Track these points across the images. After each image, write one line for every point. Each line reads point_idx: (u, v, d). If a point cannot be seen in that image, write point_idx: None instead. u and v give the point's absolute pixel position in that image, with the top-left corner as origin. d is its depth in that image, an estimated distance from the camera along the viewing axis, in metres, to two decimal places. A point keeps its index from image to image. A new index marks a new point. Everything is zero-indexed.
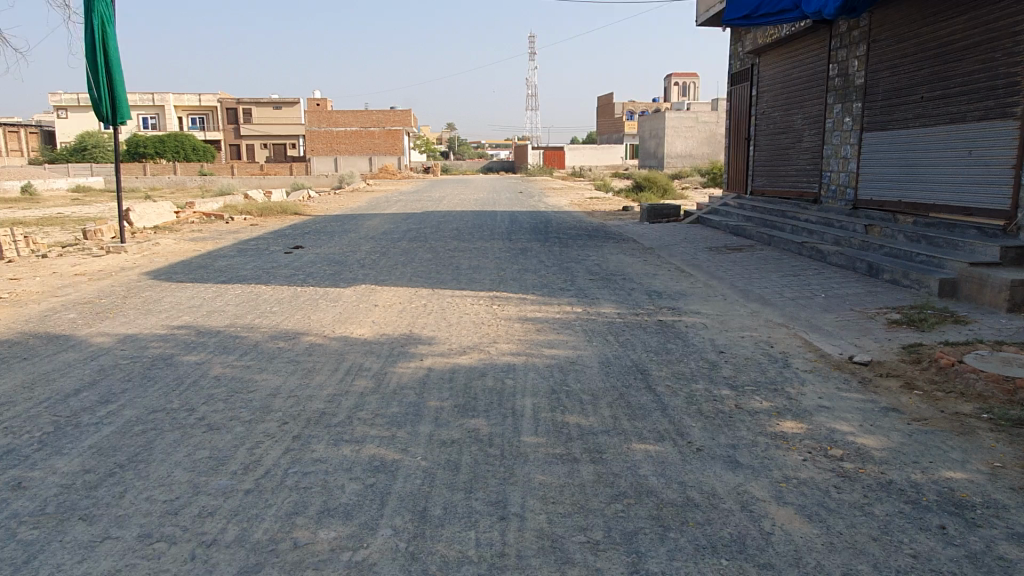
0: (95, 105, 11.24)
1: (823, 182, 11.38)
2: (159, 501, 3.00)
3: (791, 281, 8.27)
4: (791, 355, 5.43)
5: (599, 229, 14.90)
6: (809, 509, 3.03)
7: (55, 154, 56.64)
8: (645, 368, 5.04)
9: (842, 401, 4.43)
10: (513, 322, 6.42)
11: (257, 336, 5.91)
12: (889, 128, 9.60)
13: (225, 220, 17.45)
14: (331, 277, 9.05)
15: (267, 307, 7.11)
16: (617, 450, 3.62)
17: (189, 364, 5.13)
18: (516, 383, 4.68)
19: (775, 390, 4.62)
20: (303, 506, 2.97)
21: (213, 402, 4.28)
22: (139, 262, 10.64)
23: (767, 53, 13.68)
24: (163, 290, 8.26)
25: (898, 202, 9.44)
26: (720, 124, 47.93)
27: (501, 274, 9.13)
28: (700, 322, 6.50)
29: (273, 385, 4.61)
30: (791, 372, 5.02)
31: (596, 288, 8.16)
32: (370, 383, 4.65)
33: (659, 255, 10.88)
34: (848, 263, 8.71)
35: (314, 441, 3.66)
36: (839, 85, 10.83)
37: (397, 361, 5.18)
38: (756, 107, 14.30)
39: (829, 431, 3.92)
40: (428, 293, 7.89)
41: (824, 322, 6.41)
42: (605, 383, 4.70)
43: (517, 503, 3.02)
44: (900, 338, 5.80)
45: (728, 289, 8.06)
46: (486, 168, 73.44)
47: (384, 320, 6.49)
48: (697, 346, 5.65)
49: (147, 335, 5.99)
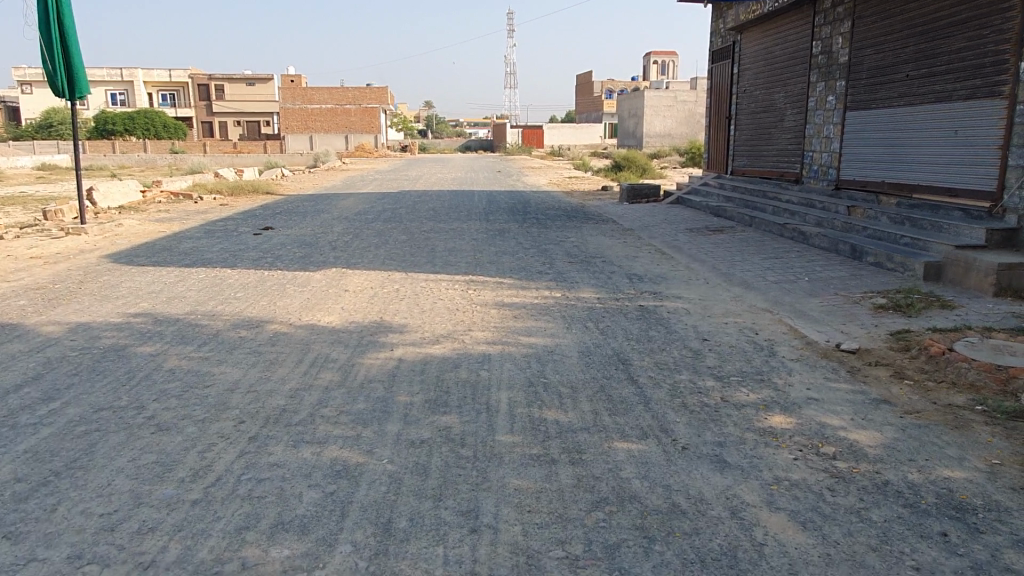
0: (49, 77, 10.75)
1: (805, 162, 11.19)
2: (96, 515, 2.74)
3: (774, 264, 8.09)
4: (777, 343, 5.24)
5: (578, 209, 14.65)
6: (803, 515, 2.82)
7: (20, 130, 55.03)
8: (627, 358, 4.82)
9: (831, 392, 4.24)
10: (489, 308, 6.17)
11: (219, 324, 5.59)
12: (873, 107, 9.40)
13: (193, 200, 16.91)
14: (301, 260, 8.73)
15: (231, 292, 6.79)
16: (597, 449, 3.40)
17: (142, 356, 4.82)
18: (491, 375, 4.43)
19: (762, 381, 4.41)
20: (255, 519, 2.71)
21: (165, 398, 3.99)
22: (100, 244, 10.23)
23: (749, 29, 13.42)
24: (122, 274, 7.88)
25: (880, 182, 9.27)
26: (699, 104, 47.67)
27: (477, 257, 8.86)
28: (682, 307, 6.28)
29: (231, 379, 4.32)
30: (777, 360, 4.83)
31: (575, 272, 7.92)
32: (336, 377, 4.38)
33: (639, 237, 10.65)
34: (830, 245, 8.54)
35: (271, 443, 3.40)
36: (823, 63, 10.60)
37: (365, 352, 4.90)
38: (738, 85, 14.07)
39: (821, 426, 3.72)
40: (402, 277, 7.59)
41: (809, 308, 6.23)
42: (584, 375, 4.47)
43: (490, 513, 2.79)
44: (888, 324, 5.63)
45: (710, 272, 7.86)
46: (464, 146, 72.63)
47: (353, 306, 6.18)
48: (680, 334, 5.45)
49: (101, 324, 5.66)
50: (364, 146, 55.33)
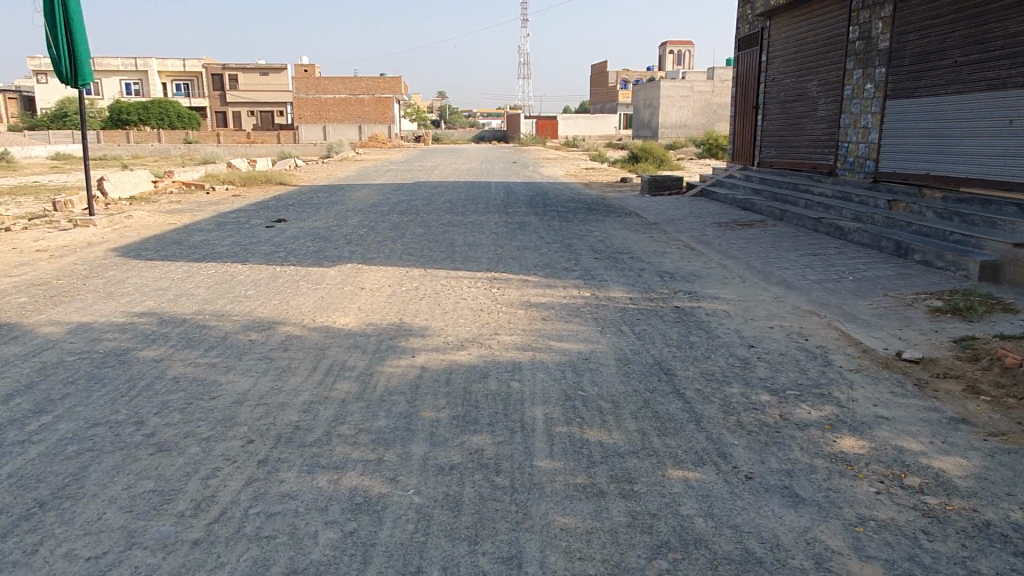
0: (55, 64, 10.49)
1: (839, 154, 10.70)
2: (81, 560, 2.40)
3: (813, 261, 7.64)
4: (831, 350, 4.82)
5: (599, 201, 14.22)
6: (899, 565, 2.43)
7: (35, 119, 55.09)
8: (670, 367, 4.42)
9: (902, 409, 3.82)
10: (515, 308, 5.78)
11: (227, 326, 5.24)
12: (917, 95, 8.89)
13: (206, 190, 16.63)
14: (315, 255, 8.35)
15: (242, 290, 6.43)
16: (650, 478, 3.01)
17: (145, 361, 4.47)
18: (523, 387, 4.04)
19: (822, 395, 3.99)
20: (265, 568, 2.36)
21: (167, 411, 3.64)
22: (108, 237, 9.93)
23: (779, 15, 12.89)
24: (129, 269, 7.55)
25: (923, 175, 8.79)
26: (716, 94, 46.78)
27: (499, 252, 8.46)
28: (721, 309, 5.86)
29: (240, 390, 3.95)
30: (834, 371, 4.41)
31: (603, 269, 7.51)
32: (354, 388, 4.00)
33: (666, 231, 10.22)
34: (872, 241, 8.08)
35: (283, 469, 3.03)
36: (860, 49, 10.09)
37: (385, 359, 4.52)
38: (765, 73, 13.55)
39: (898, 451, 3.31)
40: (420, 273, 7.21)
41: (859, 310, 5.79)
42: (625, 387, 4.07)
43: (534, 561, 2.42)
44: (949, 330, 5.19)
45: (745, 270, 7.42)
46: (477, 136, 72.01)
47: (371, 307, 5.80)
48: (723, 339, 5.03)
49: (103, 325, 5.32)
50: (377, 137, 54.96)
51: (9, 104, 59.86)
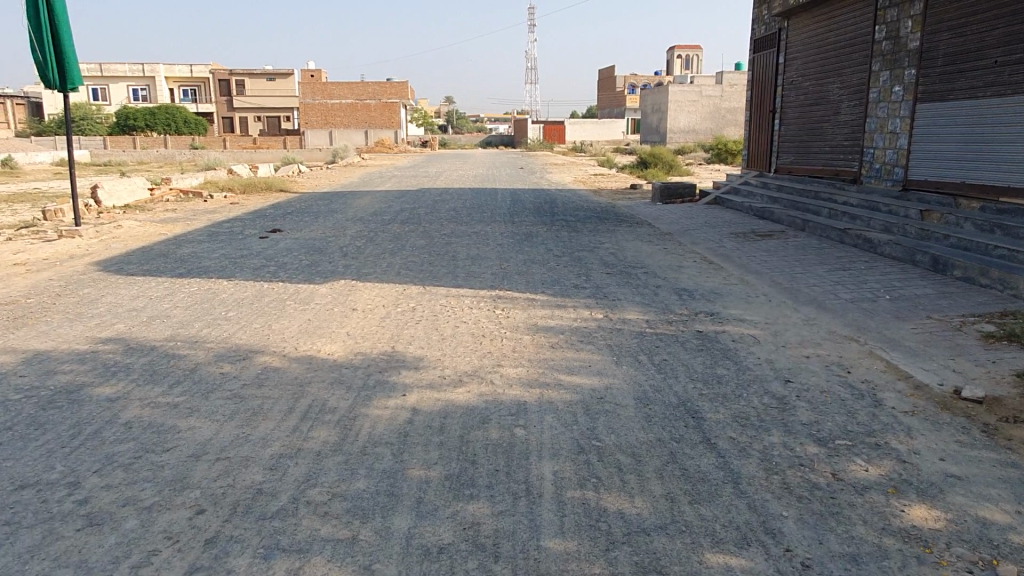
0: (40, 68, 9.98)
1: (864, 160, 10.12)
2: None
3: (843, 277, 7.07)
4: (879, 387, 4.23)
5: (609, 209, 13.66)
6: None
7: (42, 125, 54.93)
8: (697, 409, 3.84)
9: (974, 465, 3.24)
10: (521, 334, 5.22)
11: (199, 355, 4.70)
12: (951, 97, 8.30)
13: (203, 198, 16.10)
14: (307, 269, 7.83)
15: (223, 311, 5.89)
16: (683, 566, 2.44)
17: (99, 399, 3.94)
18: (529, 436, 3.48)
19: (878, 446, 3.42)
20: None
21: (109, 470, 3.11)
22: (93, 249, 9.42)
23: (797, 15, 12.31)
24: (106, 286, 7.03)
25: (957, 183, 8.21)
26: (726, 99, 46.10)
27: (504, 267, 7.91)
28: (749, 335, 5.28)
29: (199, 439, 3.41)
30: (886, 413, 3.83)
31: (615, 285, 6.95)
32: (332, 437, 3.45)
33: (680, 242, 9.66)
34: (905, 255, 7.50)
35: (235, 554, 2.48)
36: (888, 50, 9.50)
37: (372, 397, 3.96)
38: (783, 76, 12.97)
39: (983, 525, 2.73)
40: (419, 292, 6.67)
41: (903, 336, 5.21)
42: (646, 435, 3.50)
43: None
44: (1008, 360, 4.60)
45: (770, 287, 6.85)
46: (484, 142, 71.66)
47: (361, 332, 5.26)
48: (754, 372, 4.46)
49: (63, 353, 4.79)
50: (383, 141, 54.63)
51: (16, 109, 59.60)
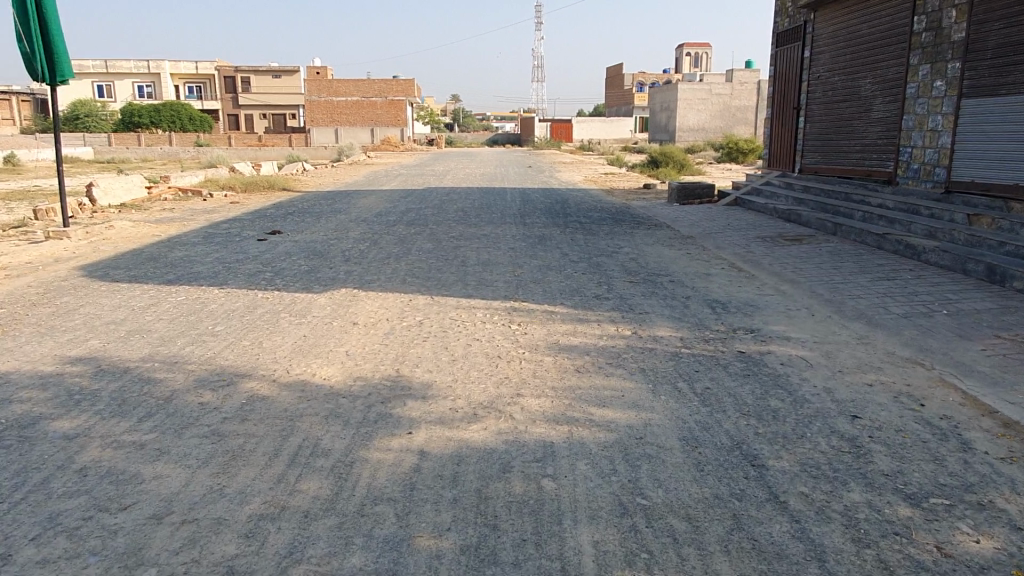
0: (27, 60, 9.45)
1: (900, 160, 9.50)
2: None
3: (890, 288, 6.46)
4: (963, 424, 3.63)
5: (624, 210, 13.06)
6: None
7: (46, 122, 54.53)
8: (756, 454, 3.25)
9: None
10: (542, 355, 4.64)
11: (177, 380, 4.13)
12: (1001, 92, 7.69)
13: (203, 197, 15.56)
14: (306, 276, 7.26)
15: (210, 325, 5.32)
16: None
17: (54, 437, 3.37)
18: (562, 490, 2.89)
19: (983, 508, 2.82)
20: None
21: (49, 536, 2.54)
22: (82, 252, 8.86)
23: (825, 7, 11.69)
24: (87, 295, 6.45)
25: (1010, 185, 7.60)
26: (736, 97, 45.33)
27: (518, 273, 7.34)
28: (798, 356, 4.69)
29: (165, 493, 2.83)
30: (981, 461, 3.23)
31: (641, 296, 6.37)
32: (324, 491, 2.88)
33: (704, 246, 9.05)
34: (956, 263, 6.89)
35: None
36: (928, 41, 8.87)
37: (373, 437, 3.38)
38: (807, 71, 12.36)
39: None
40: (426, 303, 6.10)
41: (974, 358, 4.60)
42: (701, 491, 2.91)
43: None
44: None
45: (812, 298, 6.24)
46: (490, 140, 71.10)
47: (363, 351, 4.69)
48: (814, 404, 3.87)
49: (23, 376, 4.22)
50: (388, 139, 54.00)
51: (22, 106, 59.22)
